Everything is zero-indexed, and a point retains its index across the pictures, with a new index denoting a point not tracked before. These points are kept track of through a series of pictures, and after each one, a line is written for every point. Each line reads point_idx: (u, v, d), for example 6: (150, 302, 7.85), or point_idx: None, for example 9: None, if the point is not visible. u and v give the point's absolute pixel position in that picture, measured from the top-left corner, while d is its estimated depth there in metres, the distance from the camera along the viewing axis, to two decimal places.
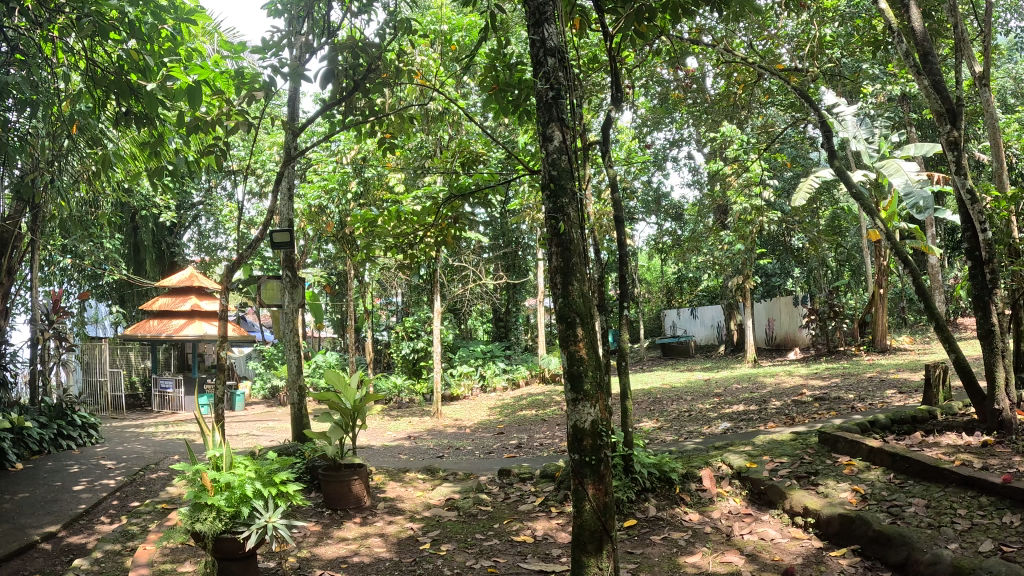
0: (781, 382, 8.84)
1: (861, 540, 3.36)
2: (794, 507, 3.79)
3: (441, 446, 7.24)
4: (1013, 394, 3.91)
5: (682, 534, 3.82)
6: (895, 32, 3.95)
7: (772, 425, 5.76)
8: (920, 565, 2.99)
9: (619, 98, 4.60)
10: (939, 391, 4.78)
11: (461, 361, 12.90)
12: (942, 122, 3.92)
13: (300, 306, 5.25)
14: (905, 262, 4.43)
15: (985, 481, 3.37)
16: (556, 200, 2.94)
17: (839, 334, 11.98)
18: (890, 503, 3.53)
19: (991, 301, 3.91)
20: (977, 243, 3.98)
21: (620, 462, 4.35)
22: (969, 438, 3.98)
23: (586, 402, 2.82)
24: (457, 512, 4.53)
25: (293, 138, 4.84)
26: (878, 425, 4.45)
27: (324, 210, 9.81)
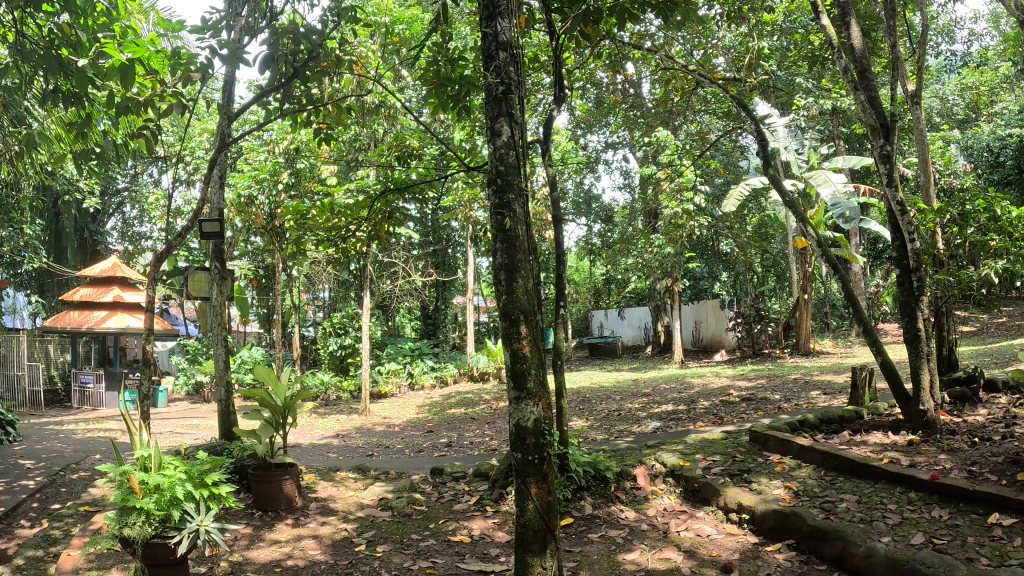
0: (708, 383, 9.07)
1: (795, 535, 3.48)
2: (729, 504, 3.90)
3: (370, 444, 7.13)
4: (937, 395, 4.11)
5: (619, 531, 3.86)
6: (836, 48, 4.15)
7: (701, 424, 5.91)
8: (855, 558, 3.13)
9: (560, 97, 4.56)
10: (866, 392, 5.00)
11: (388, 358, 12.68)
12: (875, 137, 4.13)
13: (228, 300, 5.05)
14: (832, 267, 4.60)
15: (913, 477, 3.58)
16: (501, 197, 2.92)
17: (764, 337, 12.42)
18: (822, 500, 3.67)
19: (917, 307, 4.12)
20: (905, 252, 4.18)
21: (556, 460, 4.36)
22: (894, 436, 4.20)
23: (529, 401, 2.82)
24: (391, 513, 4.45)
25: (227, 124, 4.65)
26: (807, 425, 4.63)
27: (253, 201, 9.48)
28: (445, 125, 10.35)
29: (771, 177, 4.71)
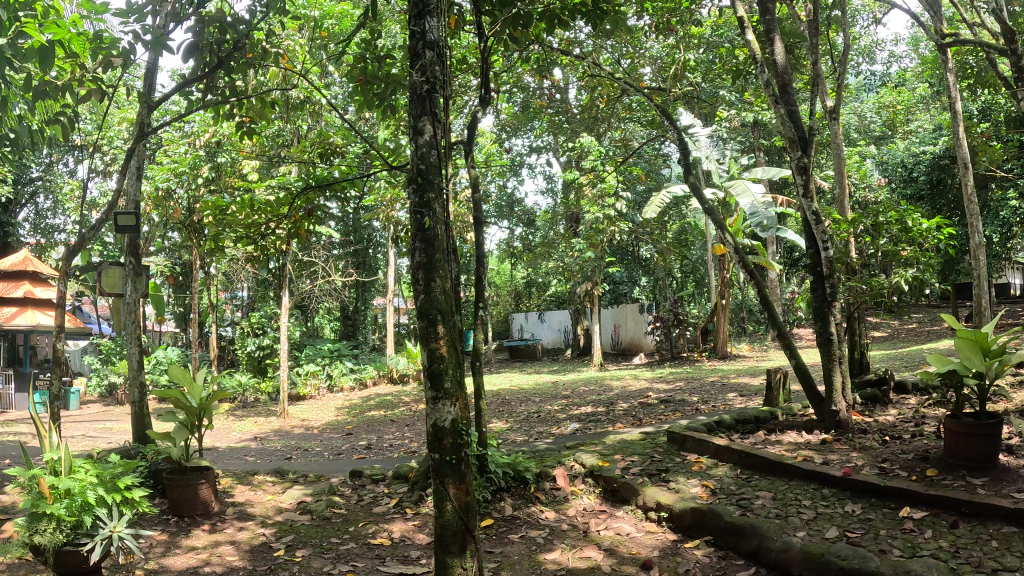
0: (627, 386, 9.22)
1: (713, 531, 3.56)
2: (648, 503, 3.96)
3: (289, 447, 6.99)
4: (848, 396, 4.28)
5: (540, 531, 3.85)
6: (759, 63, 4.30)
7: (619, 426, 5.97)
8: (772, 552, 3.24)
9: (488, 99, 4.55)
10: (780, 394, 5.18)
11: (307, 359, 12.46)
12: (792, 149, 4.24)
13: (142, 296, 4.93)
14: (748, 271, 4.74)
15: (827, 475, 3.74)
16: (422, 195, 3.05)
17: (682, 340, 12.60)
18: (739, 497, 3.76)
19: (829, 313, 4.27)
20: (817, 259, 4.34)
21: (476, 462, 4.30)
22: (808, 436, 4.33)
23: (446, 401, 2.94)
24: (310, 517, 4.36)
25: (148, 112, 4.53)
26: (723, 425, 4.73)
27: (171, 194, 9.21)
28: (371, 123, 10.25)
29: (691, 184, 4.90)
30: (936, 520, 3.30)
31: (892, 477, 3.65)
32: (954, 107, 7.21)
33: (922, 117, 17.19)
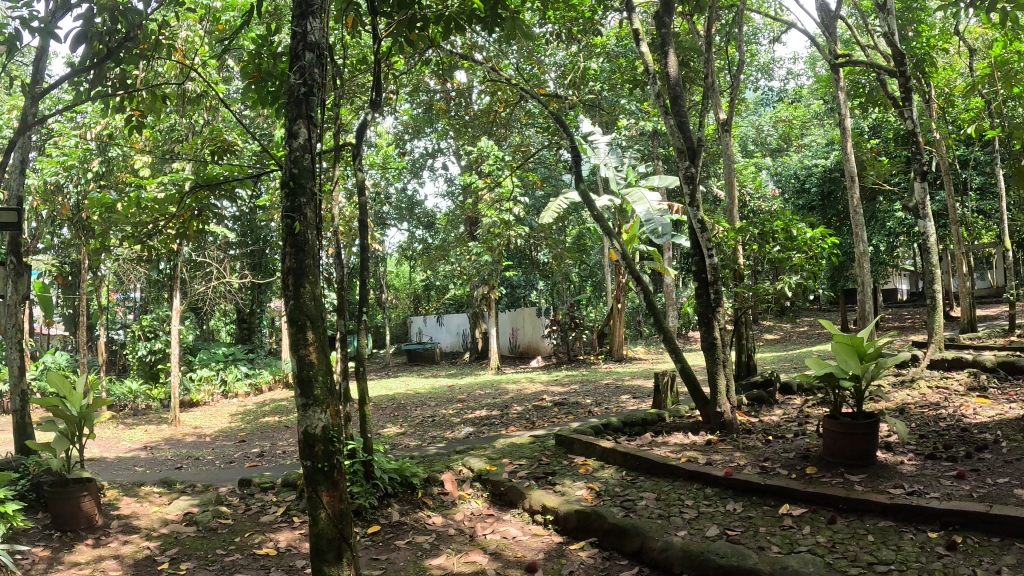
0: (522, 388, 9.36)
1: (597, 532, 3.57)
2: (534, 505, 3.96)
3: (179, 456, 6.81)
4: (732, 398, 4.40)
5: (426, 537, 3.82)
6: (651, 74, 4.42)
7: (512, 429, 6.04)
8: (653, 551, 3.26)
9: (379, 102, 4.49)
10: (667, 397, 5.27)
11: (201, 365, 12.21)
12: (682, 159, 4.35)
13: (23, 298, 4.75)
14: (639, 282, 4.97)
15: (709, 475, 3.82)
16: (294, 199, 2.98)
17: (578, 343, 12.98)
18: (623, 498, 3.80)
19: (713, 318, 4.40)
20: (703, 266, 4.47)
21: (361, 468, 4.14)
22: (694, 437, 4.45)
23: (316, 408, 2.91)
24: (196, 528, 4.25)
25: (32, 103, 4.35)
26: (610, 428, 4.79)
27: (60, 189, 8.93)
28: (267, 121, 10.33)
29: (582, 192, 5.00)
30: (814, 515, 3.41)
31: (771, 475, 3.77)
32: (844, 123, 7.54)
33: (815, 133, 19.10)
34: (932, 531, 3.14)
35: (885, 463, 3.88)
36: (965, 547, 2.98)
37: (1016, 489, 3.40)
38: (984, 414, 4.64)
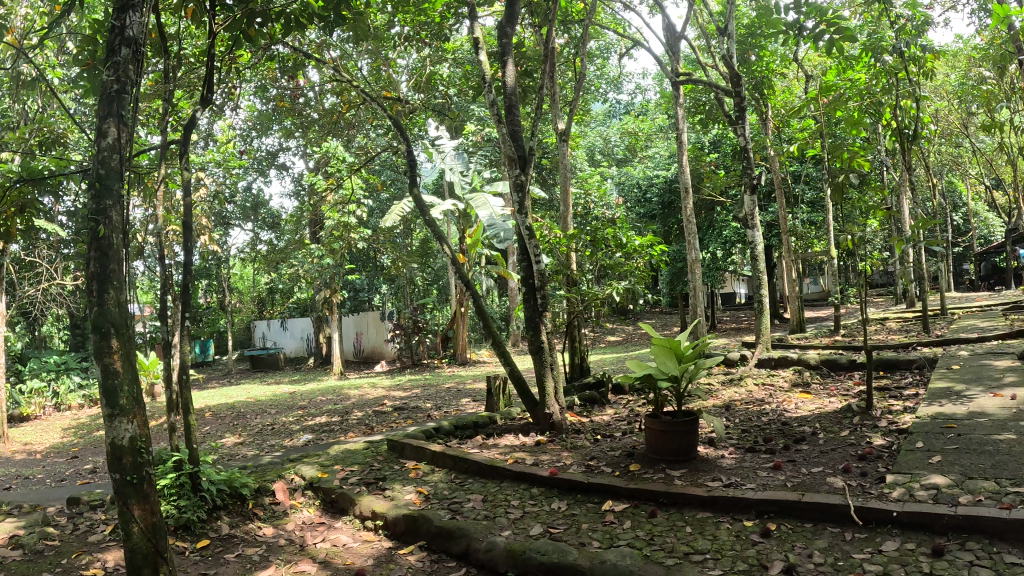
0: (364, 394, 11.93)
1: (425, 536, 4.47)
2: (364, 511, 4.94)
3: (7, 478, 6.70)
4: (556, 402, 6.71)
5: (255, 549, 4.50)
6: (493, 85, 6.51)
7: (351, 436, 8.11)
8: (479, 551, 4.11)
9: (208, 97, 5.12)
10: (495, 398, 7.82)
11: (31, 374, 13.73)
12: (515, 164, 6.70)
13: None
14: (468, 285, 7.20)
15: (539, 475, 5.30)
16: (99, 202, 3.32)
17: (421, 346, 17.45)
18: (452, 500, 5.10)
19: (540, 322, 6.70)
20: (532, 273, 6.78)
21: (188, 480, 4.88)
22: (523, 438, 6.64)
23: (123, 417, 3.23)
24: (21, 551, 4.09)
25: None
26: (439, 431, 6.88)
27: None
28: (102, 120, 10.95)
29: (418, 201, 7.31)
30: (637, 512, 4.61)
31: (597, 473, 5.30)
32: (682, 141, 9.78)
33: (659, 148, 22.20)
34: (749, 519, 4.34)
35: (698, 461, 5.55)
36: (778, 533, 4.12)
37: (823, 479, 5.06)
38: (804, 408, 7.54)
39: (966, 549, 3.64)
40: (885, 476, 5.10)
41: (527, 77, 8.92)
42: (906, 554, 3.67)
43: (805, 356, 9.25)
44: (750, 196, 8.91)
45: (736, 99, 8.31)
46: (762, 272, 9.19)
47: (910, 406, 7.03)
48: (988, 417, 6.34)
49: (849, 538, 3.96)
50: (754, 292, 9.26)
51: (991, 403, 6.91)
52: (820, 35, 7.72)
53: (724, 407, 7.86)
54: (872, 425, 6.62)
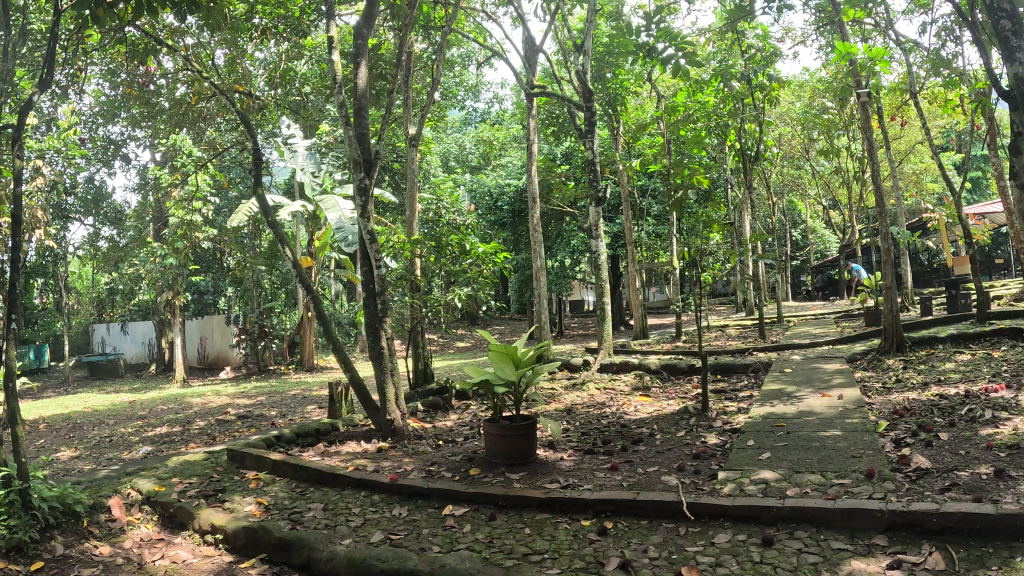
0: (207, 403, 11.70)
1: (266, 548, 5.14)
2: (205, 526, 5.64)
3: None
4: (397, 408, 7.89)
5: (92, 569, 4.85)
6: (338, 85, 7.14)
7: (194, 445, 8.03)
8: (321, 559, 4.77)
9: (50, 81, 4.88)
10: (340, 407, 8.23)
11: None
12: (360, 168, 7.69)
13: None
14: (309, 289, 7.74)
15: (381, 482, 6.78)
16: None
17: (266, 353, 17.85)
18: (293, 512, 6.28)
19: (381, 329, 7.94)
20: (374, 281, 7.99)
21: (18, 498, 5.05)
22: (366, 445, 7.69)
23: None
24: None
25: None
26: (284, 440, 7.56)
27: None
28: None
29: (263, 205, 7.36)
30: (477, 516, 6.13)
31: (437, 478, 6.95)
32: (531, 149, 9.24)
33: (514, 156, 23.48)
34: (586, 518, 5.93)
35: (537, 462, 7.49)
36: (611, 531, 5.68)
37: (658, 477, 7.01)
38: (642, 410, 8.93)
39: (789, 540, 5.22)
40: (716, 475, 6.93)
41: (385, 77, 9.11)
42: (731, 547, 5.18)
43: (646, 362, 10.04)
44: (596, 207, 9.43)
45: (587, 114, 8.82)
46: (605, 280, 9.60)
47: (744, 405, 8.62)
48: (815, 415, 7.89)
49: (683, 532, 5.57)
50: (597, 300, 9.69)
51: (819, 403, 8.08)
52: (670, 58, 8.16)
53: (565, 410, 8.99)
54: (707, 425, 8.33)
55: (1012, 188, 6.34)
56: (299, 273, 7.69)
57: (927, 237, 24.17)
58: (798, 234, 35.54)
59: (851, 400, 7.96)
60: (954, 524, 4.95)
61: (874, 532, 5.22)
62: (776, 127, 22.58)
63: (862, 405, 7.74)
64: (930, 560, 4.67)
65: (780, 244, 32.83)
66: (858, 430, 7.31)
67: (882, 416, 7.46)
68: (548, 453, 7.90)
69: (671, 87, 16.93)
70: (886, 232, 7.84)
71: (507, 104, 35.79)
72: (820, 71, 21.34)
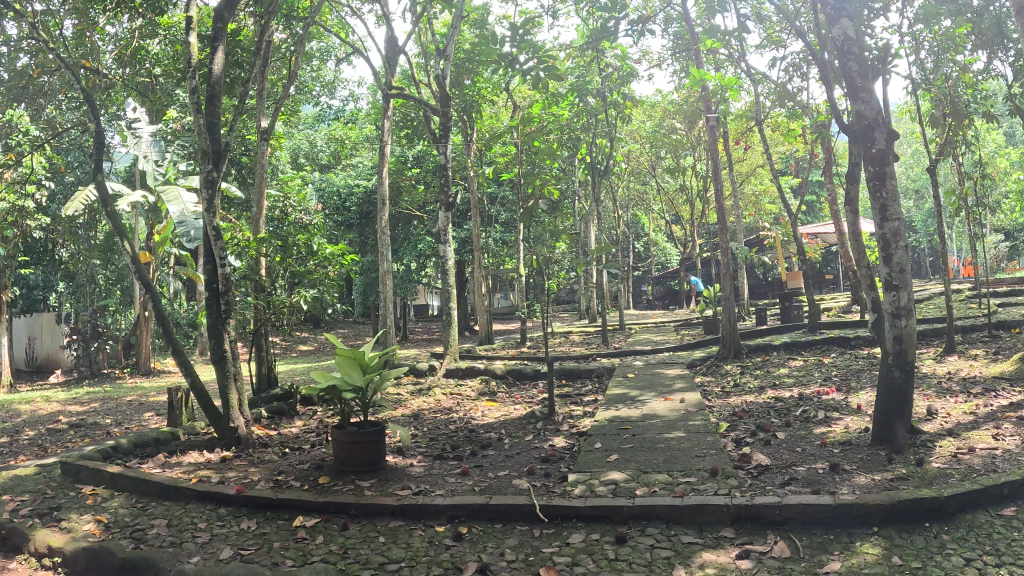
0: (37, 410, 10.80)
1: (111, 568, 4.87)
2: (40, 549, 5.25)
3: None
4: (239, 414, 7.14)
5: None
6: (194, 68, 6.26)
7: (24, 458, 7.38)
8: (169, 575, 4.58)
9: None
10: (179, 413, 7.64)
11: None
12: (207, 160, 6.66)
13: None
14: (148, 287, 6.66)
15: (227, 494, 6.23)
16: None
17: (99, 355, 16.77)
18: (135, 529, 5.67)
19: (223, 332, 6.91)
20: (215, 279, 6.92)
21: None
22: (210, 455, 7.00)
23: None
24: None
25: None
26: (120, 451, 6.84)
27: None
28: None
29: (99, 187, 6.53)
30: (328, 527, 5.83)
31: (285, 488, 6.42)
32: (385, 151, 9.71)
33: (363, 158, 23.46)
34: (440, 524, 5.87)
35: (386, 470, 7.15)
36: (466, 536, 5.65)
37: (510, 481, 6.91)
38: (489, 415, 8.96)
39: (642, 536, 5.47)
40: (565, 476, 6.95)
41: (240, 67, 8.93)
42: (587, 546, 5.34)
43: (492, 368, 10.39)
44: (445, 212, 9.37)
45: (442, 118, 8.72)
46: (452, 285, 9.53)
47: (588, 409, 8.98)
48: (658, 418, 8.37)
49: (536, 534, 5.65)
50: (443, 305, 9.63)
51: (662, 407, 8.64)
52: (529, 69, 8.24)
53: (412, 415, 8.81)
54: (554, 429, 8.48)
55: (845, 212, 7.44)
56: (135, 264, 6.66)
57: (764, 253, 27.64)
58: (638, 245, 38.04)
59: (691, 404, 8.58)
60: (796, 514, 5.44)
61: (720, 524, 5.59)
62: (627, 143, 23.86)
63: (705, 408, 8.40)
64: (776, 548, 5.13)
65: (623, 253, 35.05)
66: (700, 432, 7.81)
67: (722, 418, 8.15)
68: (396, 461, 7.52)
69: (527, 98, 17.62)
70: (725, 248, 8.77)
71: (360, 105, 36.09)
72: (671, 94, 22.96)
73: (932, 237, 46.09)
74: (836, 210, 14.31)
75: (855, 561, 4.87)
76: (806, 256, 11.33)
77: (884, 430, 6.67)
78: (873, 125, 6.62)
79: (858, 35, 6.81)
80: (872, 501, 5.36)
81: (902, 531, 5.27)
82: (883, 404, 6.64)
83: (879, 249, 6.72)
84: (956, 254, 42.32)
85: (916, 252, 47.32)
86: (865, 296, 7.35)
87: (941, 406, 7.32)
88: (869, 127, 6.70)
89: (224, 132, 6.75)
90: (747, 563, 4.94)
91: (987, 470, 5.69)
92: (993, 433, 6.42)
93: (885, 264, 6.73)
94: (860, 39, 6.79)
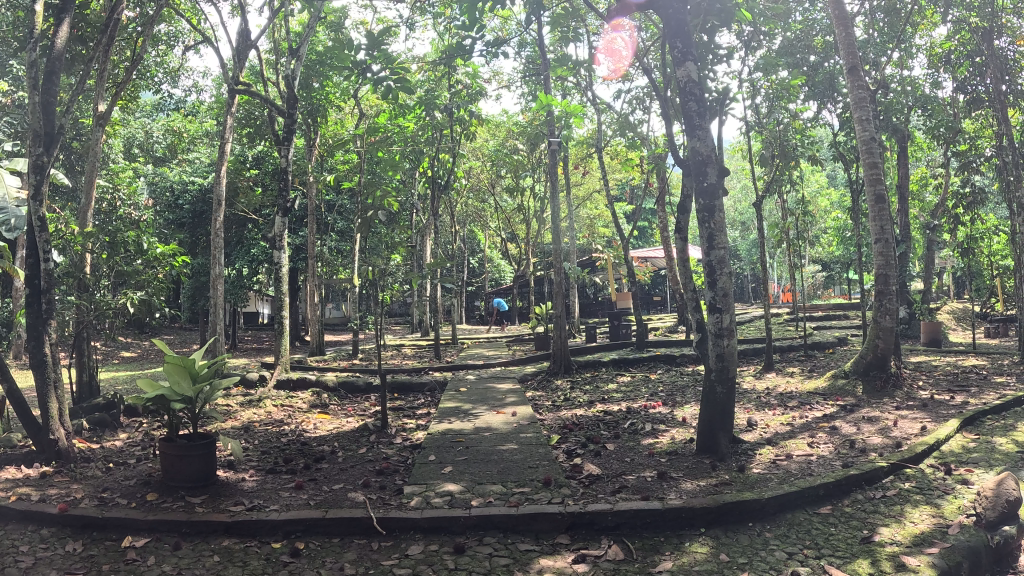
0: None
1: None
2: None
3: None
4: (60, 426, 6.44)
5: None
6: (32, 42, 5.64)
7: None
8: None
9: None
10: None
11: None
12: (39, 144, 5.98)
13: None
14: None
15: (46, 514, 5.51)
16: None
17: None
18: None
19: (42, 336, 6.14)
20: (36, 274, 6.20)
21: None
22: (28, 470, 6.28)
23: None
24: None
25: None
26: None
27: None
28: None
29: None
30: (158, 546, 5.15)
31: (113, 506, 5.70)
32: (225, 148, 10.09)
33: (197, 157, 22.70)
34: (273, 539, 5.35)
35: (216, 484, 6.39)
36: (303, 552, 5.15)
37: (344, 494, 6.34)
38: (321, 427, 8.73)
39: (479, 546, 5.23)
40: (400, 488, 6.52)
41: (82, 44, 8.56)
42: (425, 557, 5.04)
43: (322, 379, 10.40)
44: (282, 217, 9.10)
45: (287, 121, 8.85)
46: (284, 294, 9.26)
47: (421, 422, 8.99)
48: (491, 430, 8.49)
49: (374, 547, 5.24)
50: (274, 313, 9.34)
51: (496, 420, 8.85)
52: (382, 79, 8.06)
53: (241, 428, 8.41)
54: (387, 441, 8.27)
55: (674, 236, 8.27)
56: None
57: (594, 273, 29.34)
58: (476, 261, 39.42)
59: (523, 417, 8.88)
60: (628, 518, 5.47)
61: (555, 533, 5.47)
62: (469, 161, 24.62)
63: (538, 421, 8.71)
64: (611, 552, 5.10)
65: (459, 269, 36.00)
66: (533, 443, 7.94)
67: (555, 430, 8.48)
68: (228, 474, 6.82)
69: (375, 107, 17.82)
70: (559, 267, 9.94)
71: None
72: (517, 116, 24.01)
73: (756, 263, 50.34)
74: (669, 236, 15.69)
75: (686, 559, 4.95)
76: (635, 280, 13.39)
77: (708, 439, 7.08)
78: (706, 160, 7.03)
79: (700, 79, 7.25)
80: (700, 504, 5.53)
81: (728, 530, 5.45)
82: (709, 414, 7.03)
83: (705, 274, 7.09)
84: (773, 281, 46.84)
85: (741, 278, 51.56)
86: (689, 317, 7.95)
87: (761, 417, 8.29)
88: (702, 162, 7.08)
89: (62, 116, 6.10)
90: (583, 567, 4.87)
91: (803, 474, 6.31)
92: (808, 441, 7.27)
93: (710, 288, 7.10)
94: (702, 83, 7.22)
